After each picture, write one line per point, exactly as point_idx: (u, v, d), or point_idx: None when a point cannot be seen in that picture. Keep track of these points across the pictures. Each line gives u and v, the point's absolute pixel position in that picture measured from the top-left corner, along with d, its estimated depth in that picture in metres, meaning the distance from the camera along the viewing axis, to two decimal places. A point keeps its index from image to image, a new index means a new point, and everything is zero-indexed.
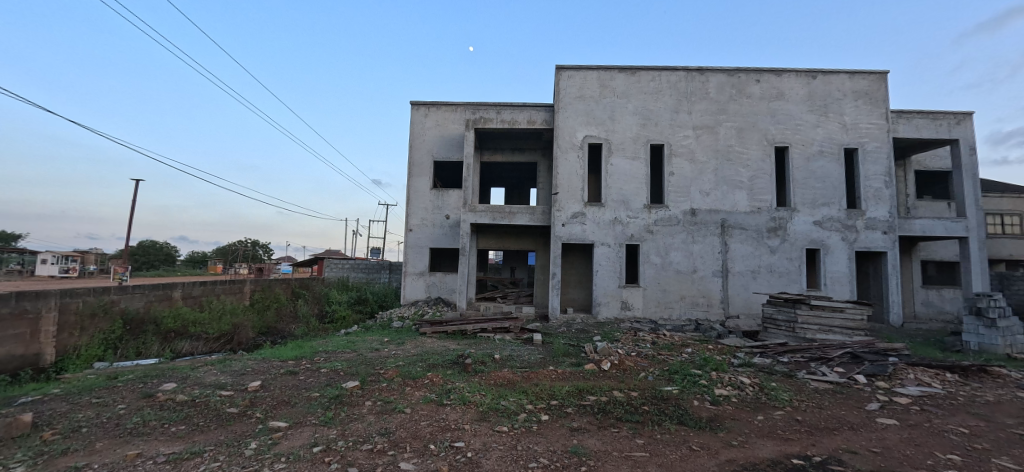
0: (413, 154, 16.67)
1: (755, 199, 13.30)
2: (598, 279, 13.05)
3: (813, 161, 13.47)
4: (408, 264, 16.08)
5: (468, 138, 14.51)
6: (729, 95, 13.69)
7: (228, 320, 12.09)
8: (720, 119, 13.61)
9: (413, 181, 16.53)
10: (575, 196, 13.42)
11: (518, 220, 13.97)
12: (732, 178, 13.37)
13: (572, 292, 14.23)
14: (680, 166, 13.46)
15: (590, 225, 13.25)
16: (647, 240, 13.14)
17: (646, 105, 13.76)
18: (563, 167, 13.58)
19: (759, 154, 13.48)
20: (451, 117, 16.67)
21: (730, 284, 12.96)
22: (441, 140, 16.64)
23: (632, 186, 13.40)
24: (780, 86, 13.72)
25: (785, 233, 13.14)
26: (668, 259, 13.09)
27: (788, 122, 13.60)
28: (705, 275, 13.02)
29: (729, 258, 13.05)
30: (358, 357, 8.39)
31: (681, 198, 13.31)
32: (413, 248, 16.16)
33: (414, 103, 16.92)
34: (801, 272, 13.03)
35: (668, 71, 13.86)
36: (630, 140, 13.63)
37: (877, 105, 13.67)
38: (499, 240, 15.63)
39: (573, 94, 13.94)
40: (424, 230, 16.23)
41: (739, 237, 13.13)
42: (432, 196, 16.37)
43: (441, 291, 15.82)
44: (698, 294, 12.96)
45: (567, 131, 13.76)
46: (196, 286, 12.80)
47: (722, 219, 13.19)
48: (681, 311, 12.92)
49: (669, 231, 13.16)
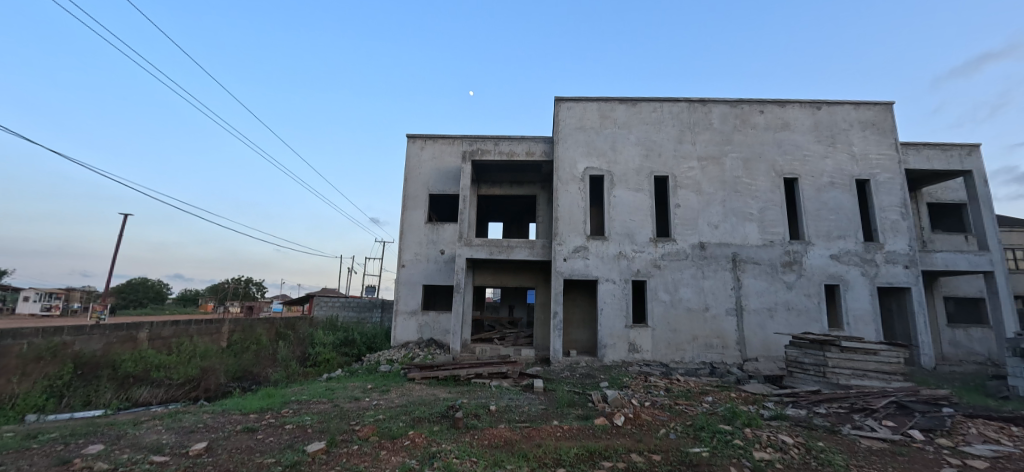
0: (409, 186, 16.14)
1: (767, 231, 12.60)
2: (603, 318, 12.09)
3: (825, 193, 12.91)
4: (400, 302, 15.12)
5: (465, 170, 14.00)
6: (733, 126, 13.36)
7: (196, 363, 10.96)
8: (725, 150, 13.18)
9: (408, 214, 15.90)
10: (577, 229, 12.71)
11: (516, 254, 13.18)
12: (741, 210, 12.74)
13: (574, 332, 13.19)
14: (686, 197, 12.86)
15: (593, 259, 12.46)
16: (654, 275, 12.31)
17: (648, 135, 13.38)
18: (564, 199, 12.98)
19: (768, 185, 12.93)
20: (448, 150, 16.29)
21: (746, 323, 12.01)
22: (437, 173, 16.16)
23: (637, 218, 12.74)
24: (784, 117, 13.43)
25: (801, 267, 12.35)
26: (678, 296, 12.19)
27: (795, 152, 13.18)
28: (718, 314, 12.08)
29: (744, 295, 12.17)
30: (332, 408, 7.32)
31: (689, 231, 12.61)
32: (406, 285, 15.26)
33: (411, 136, 16.61)
34: (821, 310, 12.13)
35: (669, 102, 13.60)
36: (633, 171, 13.12)
37: (884, 135, 13.33)
38: (497, 276, 14.76)
39: (573, 125, 13.59)
40: (417, 266, 15.39)
41: (753, 272, 12.31)
42: (426, 230, 15.66)
43: (434, 332, 14.75)
44: (711, 335, 11.95)
45: (568, 162, 13.27)
46: (167, 326, 11.80)
47: (733, 252, 12.44)
48: (694, 353, 11.87)
49: (677, 266, 12.36)
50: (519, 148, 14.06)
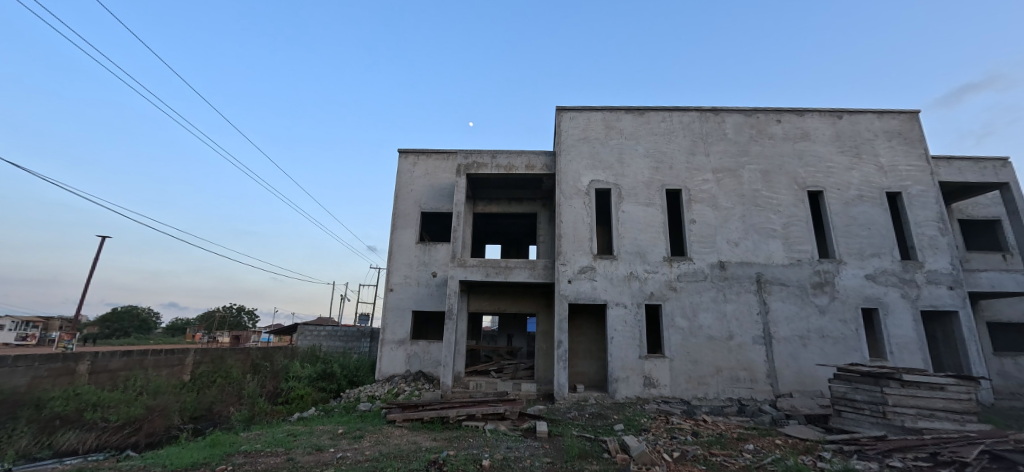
0: (399, 204, 15.02)
1: (793, 249, 11.38)
2: (614, 348, 10.65)
3: (853, 207, 11.77)
4: (387, 330, 13.68)
5: (459, 185, 12.89)
6: (749, 136, 12.39)
7: (142, 402, 9.46)
8: (742, 161, 12.14)
9: (398, 234, 14.69)
10: (583, 247, 11.46)
11: (515, 276, 11.86)
12: (762, 226, 11.56)
13: (580, 364, 11.70)
14: (702, 212, 11.69)
15: (601, 281, 11.15)
16: (670, 299, 10.96)
17: (658, 146, 12.36)
18: (568, 214, 11.79)
19: (790, 198, 11.81)
20: (442, 166, 15.27)
21: (776, 353, 10.60)
22: (430, 190, 15.06)
23: (649, 235, 11.53)
24: (803, 127, 12.50)
25: (834, 289, 11.06)
26: (698, 322, 10.80)
27: (818, 164, 12.14)
28: (743, 343, 10.68)
29: (771, 320, 10.81)
30: (285, 463, 5.85)
31: (707, 249, 11.36)
32: (394, 311, 13.86)
33: (403, 151, 15.63)
34: (859, 338, 10.75)
35: (679, 112, 12.67)
36: (642, 184, 12.01)
37: (913, 145, 12.36)
38: (494, 301, 13.39)
39: (576, 136, 12.59)
40: (407, 290, 14.04)
41: (781, 295, 11.00)
42: (417, 251, 14.40)
43: (424, 364, 13.23)
44: (737, 367, 10.50)
45: (571, 175, 12.19)
46: (116, 358, 10.32)
47: (757, 273, 11.16)
48: (719, 389, 10.38)
49: (695, 288, 11.04)
50: (518, 161, 12.97)
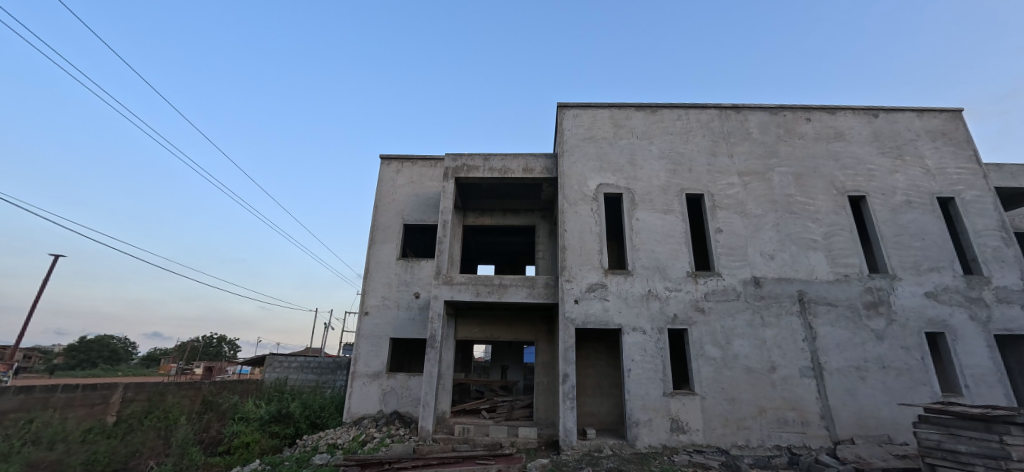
0: (379, 216, 13.23)
1: (837, 263, 9.69)
2: (632, 384, 8.66)
3: (901, 214, 10.22)
4: (359, 361, 11.60)
5: (447, 191, 11.16)
6: (776, 135, 10.93)
7: (20, 458, 7.22)
8: (771, 164, 10.61)
9: (377, 249, 12.82)
10: (591, 261, 9.66)
11: (511, 295, 9.96)
12: (800, 236, 9.90)
13: (589, 403, 9.70)
14: (729, 220, 10.02)
15: (614, 301, 9.28)
16: (698, 322, 9.10)
17: (674, 147, 10.83)
18: (573, 223, 10.04)
19: (829, 205, 10.23)
20: (429, 174, 13.63)
21: (828, 388, 8.71)
22: (415, 200, 13.34)
23: (669, 247, 9.79)
24: (835, 126, 11.12)
25: (891, 310, 9.31)
26: (733, 351, 8.91)
27: (857, 167, 10.67)
28: (789, 376, 8.78)
29: (820, 348, 8.98)
30: None
31: (737, 263, 9.62)
32: (368, 338, 11.82)
33: (385, 158, 13.99)
34: (926, 369, 8.93)
35: (696, 110, 11.23)
36: (658, 189, 10.37)
37: (960, 146, 10.96)
38: (486, 327, 11.43)
39: (581, 135, 11.03)
40: (384, 314, 12.05)
41: (829, 318, 9.21)
42: (398, 268, 12.51)
43: (402, 403, 11.08)
44: (784, 406, 8.56)
45: (576, 178, 10.53)
46: (10, 396, 7.84)
47: (799, 291, 9.41)
48: (764, 434, 8.38)
49: (727, 309, 9.21)
50: (513, 162, 11.24)
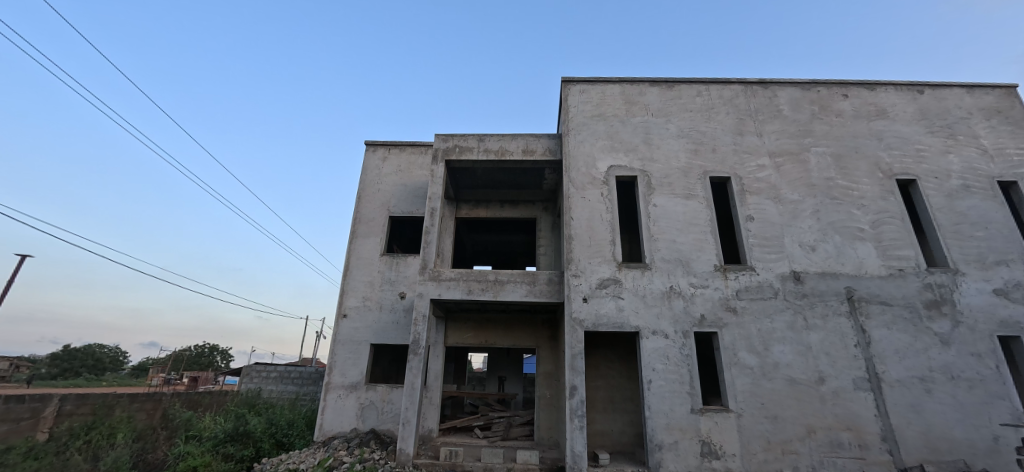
0: (362, 208, 11.86)
1: (889, 256, 8.31)
2: (654, 399, 7.20)
3: (959, 200, 8.87)
4: (335, 371, 10.14)
5: (436, 175, 9.79)
6: (810, 113, 9.64)
7: None
8: (806, 143, 9.29)
9: (359, 244, 11.43)
10: (603, 253, 8.24)
11: (508, 294, 8.48)
12: (843, 225, 8.54)
13: (600, 420, 8.27)
14: (761, 206, 8.65)
15: (629, 300, 7.85)
16: (730, 324, 7.68)
17: (694, 125, 9.50)
18: (581, 209, 8.64)
19: (874, 190, 8.90)
20: (419, 162, 12.30)
21: (888, 404, 7.28)
22: (402, 191, 11.98)
23: (692, 237, 8.39)
24: (875, 103, 9.86)
25: (956, 311, 7.91)
26: (773, 359, 7.47)
27: (903, 148, 9.38)
28: (841, 389, 7.33)
29: (876, 356, 7.56)
30: None
31: (774, 256, 8.22)
32: (346, 345, 10.37)
33: (371, 145, 12.66)
34: (1004, 380, 7.48)
35: (718, 85, 9.94)
36: (678, 171, 9.01)
37: (1018, 125, 9.67)
38: (480, 332, 10.00)
39: (588, 112, 9.71)
40: (365, 317, 10.62)
41: (884, 320, 7.81)
42: (382, 265, 11.11)
43: (381, 419, 9.60)
44: (837, 425, 7.11)
45: (583, 159, 9.17)
46: None
47: (847, 288, 8.02)
48: (815, 460, 6.91)
49: (764, 309, 7.80)
50: (511, 143, 9.89)
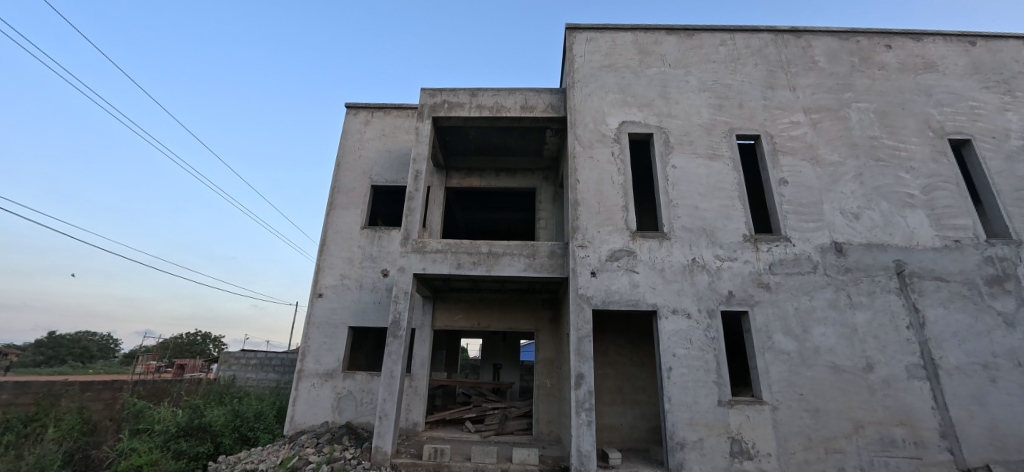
0: (341, 177, 10.61)
1: (944, 225, 7.20)
2: (674, 389, 6.10)
3: (1020, 163, 7.75)
4: (309, 357, 9.01)
5: (422, 133, 8.53)
6: (849, 65, 8.44)
7: None
8: (846, 99, 8.11)
9: (337, 216, 10.20)
10: (614, 220, 7.08)
11: (504, 268, 7.29)
12: (890, 191, 7.41)
13: (608, 413, 7.25)
14: (796, 169, 7.49)
15: (645, 274, 6.72)
16: (762, 303, 6.57)
17: (719, 77, 8.26)
18: (588, 170, 7.44)
19: (924, 151, 7.77)
20: (405, 126, 11.02)
21: (947, 395, 6.23)
22: (386, 158, 10.73)
23: (717, 203, 7.22)
24: (922, 55, 8.65)
25: (1022, 288, 6.84)
26: (814, 343, 6.39)
27: (955, 105, 8.23)
28: (893, 378, 6.27)
29: (932, 339, 6.50)
30: None
31: (812, 224, 7.09)
32: (321, 328, 9.22)
33: (351, 107, 11.34)
34: None
35: (745, 33, 8.67)
36: (700, 128, 7.81)
37: None
38: (473, 314, 8.87)
39: (596, 62, 8.44)
40: (343, 297, 9.46)
41: (939, 297, 6.73)
42: (362, 239, 9.91)
43: (359, 412, 8.53)
44: (888, 420, 6.07)
45: (591, 115, 7.94)
46: None
47: (896, 262, 6.92)
48: (863, 461, 5.87)
49: (801, 285, 6.69)
50: (508, 99, 8.62)
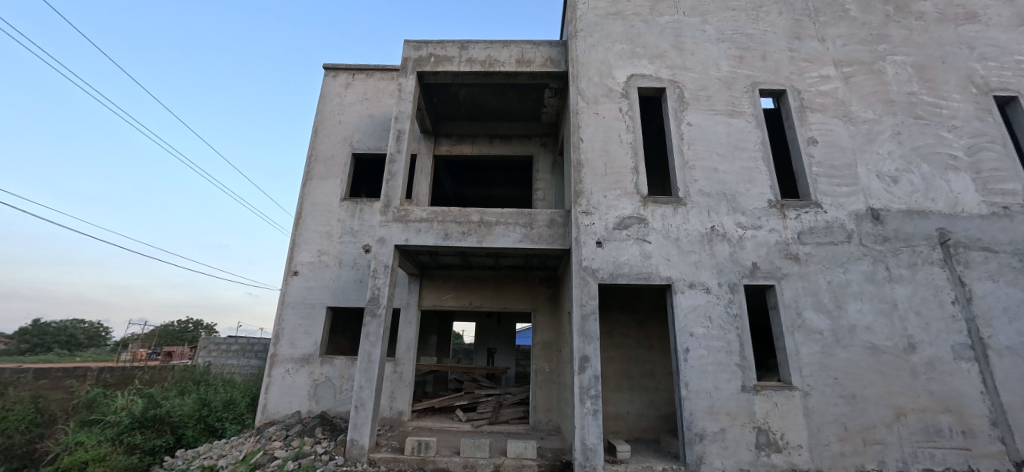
0: (319, 144, 9.64)
1: (991, 190, 6.41)
2: (692, 373, 5.34)
3: None
4: (283, 341, 8.17)
5: (405, 90, 7.57)
6: (884, 14, 7.53)
7: None
8: (881, 51, 7.24)
9: (314, 187, 9.26)
10: (623, 183, 6.23)
11: (497, 238, 6.43)
12: (931, 152, 6.60)
13: (613, 400, 6.51)
14: (827, 127, 6.65)
15: (658, 244, 5.90)
16: (790, 276, 5.79)
17: (739, 26, 7.33)
18: (593, 128, 6.56)
19: (968, 108, 6.94)
20: (389, 89, 10.03)
21: (998, 378, 5.50)
22: (368, 124, 9.76)
23: (738, 164, 6.38)
24: (964, 5, 7.76)
25: None
26: (848, 322, 5.63)
27: (1000, 59, 7.38)
28: (937, 359, 5.54)
29: (980, 316, 5.76)
30: None
31: (845, 189, 6.28)
32: (297, 308, 8.37)
33: (330, 68, 10.30)
34: None
35: None
36: (718, 82, 6.92)
37: None
38: (464, 293, 8.04)
39: (601, 9, 7.47)
40: (321, 275, 8.59)
41: (987, 270, 5.98)
42: (343, 212, 9.00)
43: (338, 400, 7.74)
44: (932, 407, 5.35)
45: (596, 67, 7.01)
46: None
47: (939, 230, 6.14)
48: (905, 453, 5.17)
49: (834, 257, 5.91)
50: (501, 52, 7.65)
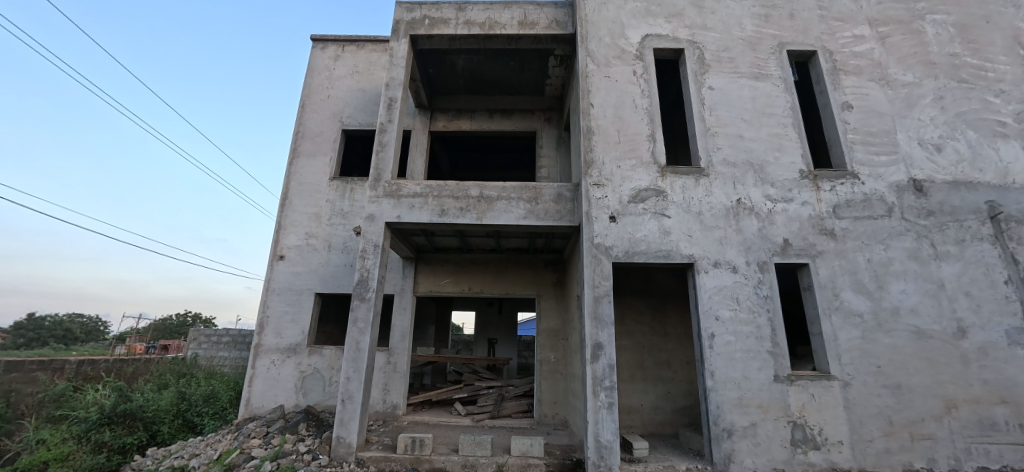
0: (307, 120, 8.98)
1: None
2: (719, 362, 4.76)
3: None
4: (268, 330, 7.58)
5: (397, 54, 6.89)
6: None
7: None
8: (919, 9, 6.58)
9: (301, 166, 8.62)
10: (638, 153, 5.60)
11: (499, 215, 5.81)
12: (978, 118, 5.97)
13: (627, 392, 5.95)
14: (862, 91, 6.01)
15: (678, 218, 5.30)
16: (826, 253, 5.19)
17: None
18: (604, 93, 5.92)
19: (1016, 71, 6.29)
20: (381, 62, 9.35)
21: None
22: (359, 98, 9.10)
23: (765, 132, 5.76)
24: None
25: None
26: (891, 304, 5.04)
27: None
28: (990, 345, 4.97)
29: None
30: None
31: (884, 158, 5.66)
32: (283, 295, 7.78)
33: (318, 40, 9.59)
34: None
35: None
36: (742, 43, 6.27)
37: None
38: (462, 278, 7.44)
39: None
40: (309, 259, 7.99)
41: None
42: (332, 192, 8.38)
43: (328, 393, 7.19)
44: (986, 397, 4.78)
45: (607, 26, 6.36)
46: None
47: (988, 203, 5.54)
48: (957, 449, 4.61)
49: (874, 232, 5.30)
50: (502, 13, 6.96)
